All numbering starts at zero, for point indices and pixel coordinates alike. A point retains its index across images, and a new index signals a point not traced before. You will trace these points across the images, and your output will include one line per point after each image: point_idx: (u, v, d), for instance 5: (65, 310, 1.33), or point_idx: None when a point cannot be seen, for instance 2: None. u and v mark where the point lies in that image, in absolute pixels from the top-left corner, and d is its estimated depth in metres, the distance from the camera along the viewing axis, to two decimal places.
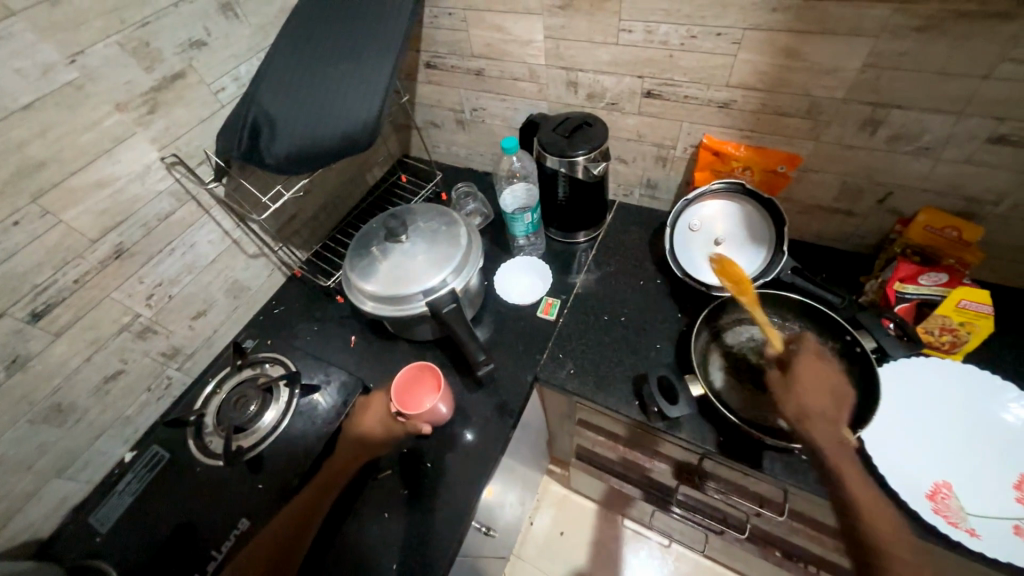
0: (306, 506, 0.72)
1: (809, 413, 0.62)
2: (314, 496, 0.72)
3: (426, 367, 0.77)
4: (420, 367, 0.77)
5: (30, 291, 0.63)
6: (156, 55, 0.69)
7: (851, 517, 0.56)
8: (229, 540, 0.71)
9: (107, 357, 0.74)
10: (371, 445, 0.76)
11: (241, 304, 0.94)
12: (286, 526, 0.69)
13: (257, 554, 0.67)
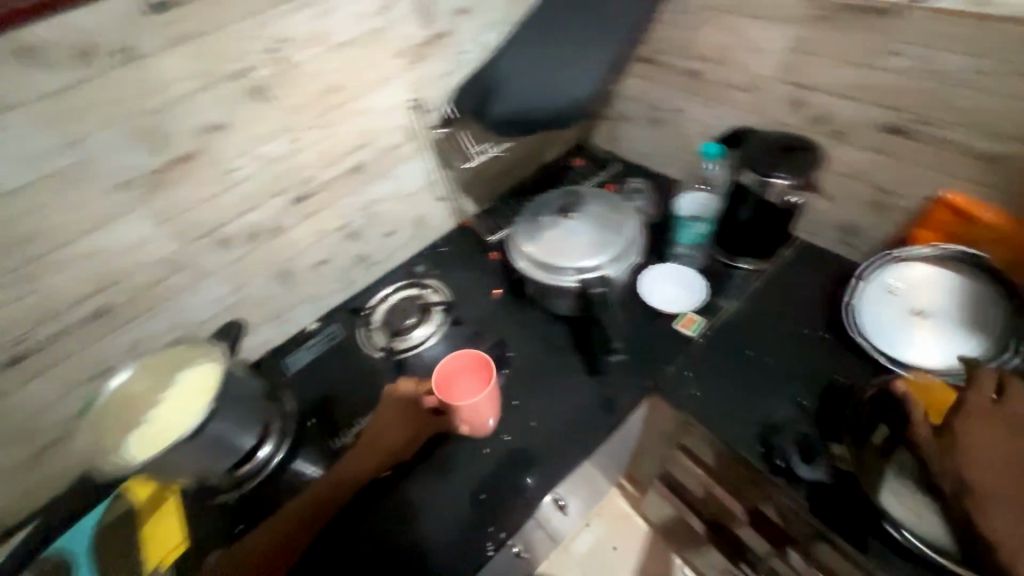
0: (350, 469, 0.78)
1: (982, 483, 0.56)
2: (359, 463, 0.79)
3: (478, 359, 0.77)
4: (471, 358, 0.78)
5: (301, 181, 0.83)
6: (433, 16, 0.83)
7: None
8: (368, 416, 0.85)
9: (325, 246, 0.94)
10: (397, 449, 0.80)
11: (417, 236, 1.09)
12: (324, 488, 0.77)
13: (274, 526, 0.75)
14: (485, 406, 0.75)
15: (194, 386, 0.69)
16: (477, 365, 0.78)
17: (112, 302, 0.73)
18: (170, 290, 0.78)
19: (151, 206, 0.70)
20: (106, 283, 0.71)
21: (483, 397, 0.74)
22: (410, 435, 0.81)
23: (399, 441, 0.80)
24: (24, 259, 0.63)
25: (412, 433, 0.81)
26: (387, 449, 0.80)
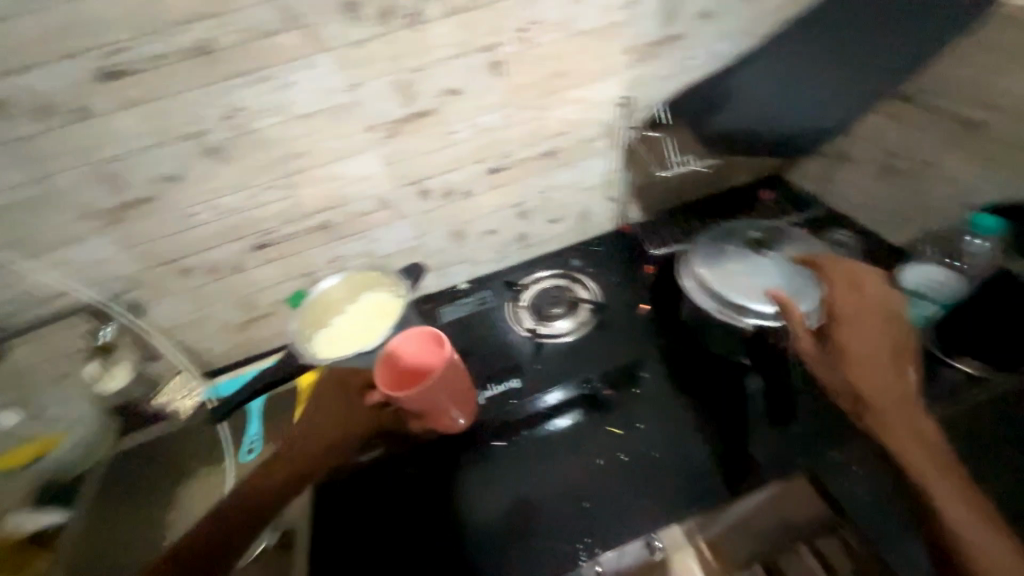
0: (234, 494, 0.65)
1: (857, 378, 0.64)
2: (241, 487, 0.66)
3: (422, 341, 0.72)
4: (415, 342, 0.73)
5: (501, 154, 0.89)
6: (674, 18, 0.81)
7: None
8: (501, 386, 0.88)
9: (497, 218, 0.99)
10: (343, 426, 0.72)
11: (577, 230, 1.09)
12: (272, 480, 0.66)
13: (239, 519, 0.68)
14: (434, 388, 0.69)
15: (385, 304, 0.81)
16: (427, 355, 0.72)
17: (335, 221, 0.87)
18: (374, 223, 0.90)
19: (386, 149, 0.81)
20: (336, 204, 0.84)
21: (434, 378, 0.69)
22: (327, 439, 0.71)
23: (305, 448, 0.70)
24: (295, 171, 0.78)
25: (329, 435, 0.72)
26: (283, 463, 0.68)
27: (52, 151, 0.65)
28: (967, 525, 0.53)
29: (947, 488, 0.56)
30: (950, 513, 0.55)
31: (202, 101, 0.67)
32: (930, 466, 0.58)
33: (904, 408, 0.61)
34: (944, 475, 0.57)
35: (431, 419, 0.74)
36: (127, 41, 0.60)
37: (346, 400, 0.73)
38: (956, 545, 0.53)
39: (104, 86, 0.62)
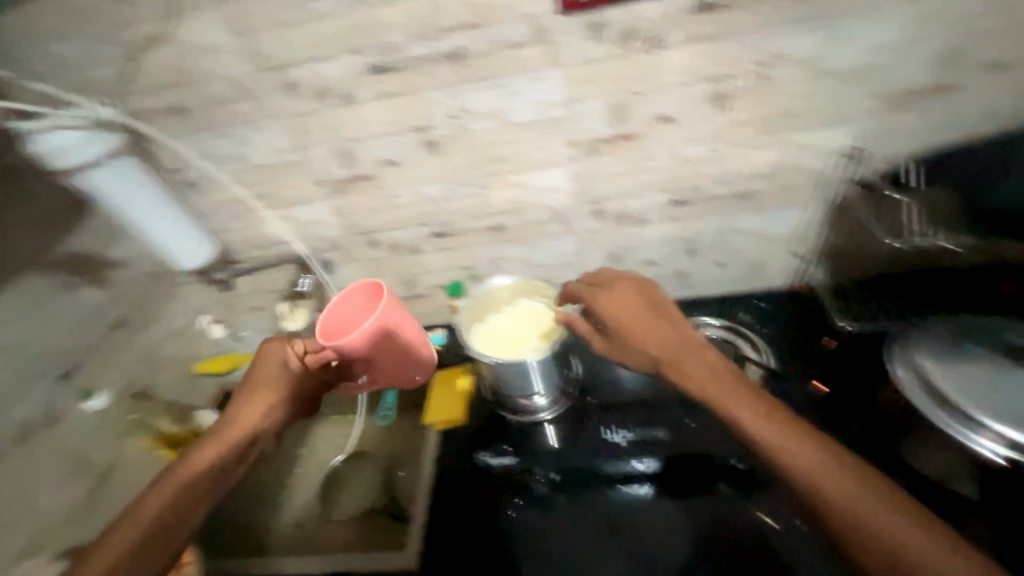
0: (194, 459, 0.63)
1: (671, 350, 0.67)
2: (205, 453, 0.64)
3: (350, 297, 0.73)
4: (345, 299, 0.73)
5: (691, 187, 0.84)
6: (950, 67, 0.69)
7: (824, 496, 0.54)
8: (640, 431, 0.79)
9: (662, 250, 0.94)
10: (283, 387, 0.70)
11: (743, 280, 0.99)
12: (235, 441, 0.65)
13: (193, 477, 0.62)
14: (375, 336, 0.70)
15: (546, 317, 0.81)
16: (367, 306, 0.73)
17: (509, 224, 0.89)
18: (542, 233, 0.91)
19: (580, 166, 0.80)
20: (516, 208, 0.87)
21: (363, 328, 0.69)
22: (277, 406, 0.69)
23: (253, 419, 0.68)
24: (493, 172, 0.81)
25: (276, 402, 0.69)
26: (236, 433, 0.66)
27: (313, 126, 0.76)
28: (843, 488, 0.52)
29: (782, 437, 0.56)
30: (794, 471, 0.54)
31: (439, 100, 0.72)
32: (740, 404, 0.60)
33: (693, 358, 0.65)
34: (839, 461, 0.54)
35: (380, 367, 0.75)
36: (400, 42, 0.66)
37: (285, 370, 0.71)
38: (850, 523, 0.51)
39: (370, 78, 0.70)
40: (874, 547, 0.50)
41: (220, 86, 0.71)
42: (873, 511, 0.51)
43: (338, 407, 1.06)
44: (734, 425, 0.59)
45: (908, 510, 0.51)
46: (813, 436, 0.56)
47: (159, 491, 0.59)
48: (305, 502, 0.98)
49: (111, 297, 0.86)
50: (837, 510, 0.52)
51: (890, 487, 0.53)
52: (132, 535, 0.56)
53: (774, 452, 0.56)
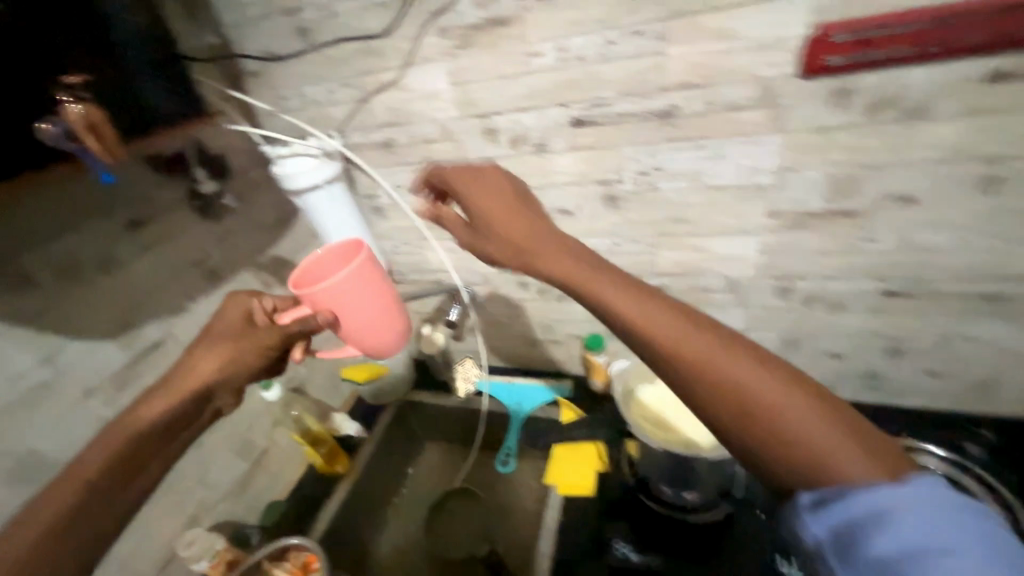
0: (138, 414, 0.45)
1: (520, 243, 0.44)
2: (152, 406, 0.46)
3: (346, 245, 0.57)
4: (335, 246, 0.57)
5: (918, 279, 0.69)
6: None
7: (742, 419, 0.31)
8: None
9: (856, 345, 0.79)
10: (241, 341, 0.50)
11: (963, 397, 0.79)
12: (178, 399, 0.47)
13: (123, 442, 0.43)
14: (358, 288, 0.54)
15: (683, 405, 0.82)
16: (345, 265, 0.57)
17: (672, 287, 0.83)
18: (708, 303, 0.82)
19: (775, 238, 0.71)
20: (684, 273, 0.80)
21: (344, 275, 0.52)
22: (245, 362, 0.50)
23: (210, 372, 0.48)
24: (671, 234, 0.76)
25: (244, 354, 0.50)
26: (190, 386, 0.47)
27: (500, 170, 0.78)
28: (737, 373, 0.31)
29: (738, 367, 0.32)
30: (662, 353, 0.33)
31: (634, 157, 0.69)
32: (620, 289, 0.36)
33: (560, 252, 0.41)
34: (760, 361, 0.32)
35: (347, 330, 0.56)
36: (610, 99, 0.65)
37: (248, 323, 0.51)
38: (747, 424, 0.31)
39: (570, 131, 0.70)
40: (789, 458, 0.30)
41: (427, 128, 0.77)
42: (774, 393, 0.31)
43: (463, 437, 1.09)
44: (598, 313, 0.37)
45: (840, 411, 0.31)
46: (706, 318, 0.35)
47: (92, 450, 0.43)
48: (409, 523, 0.99)
49: None
50: (705, 372, 0.32)
51: (815, 390, 0.31)
52: (55, 507, 0.40)
53: (666, 355, 0.33)
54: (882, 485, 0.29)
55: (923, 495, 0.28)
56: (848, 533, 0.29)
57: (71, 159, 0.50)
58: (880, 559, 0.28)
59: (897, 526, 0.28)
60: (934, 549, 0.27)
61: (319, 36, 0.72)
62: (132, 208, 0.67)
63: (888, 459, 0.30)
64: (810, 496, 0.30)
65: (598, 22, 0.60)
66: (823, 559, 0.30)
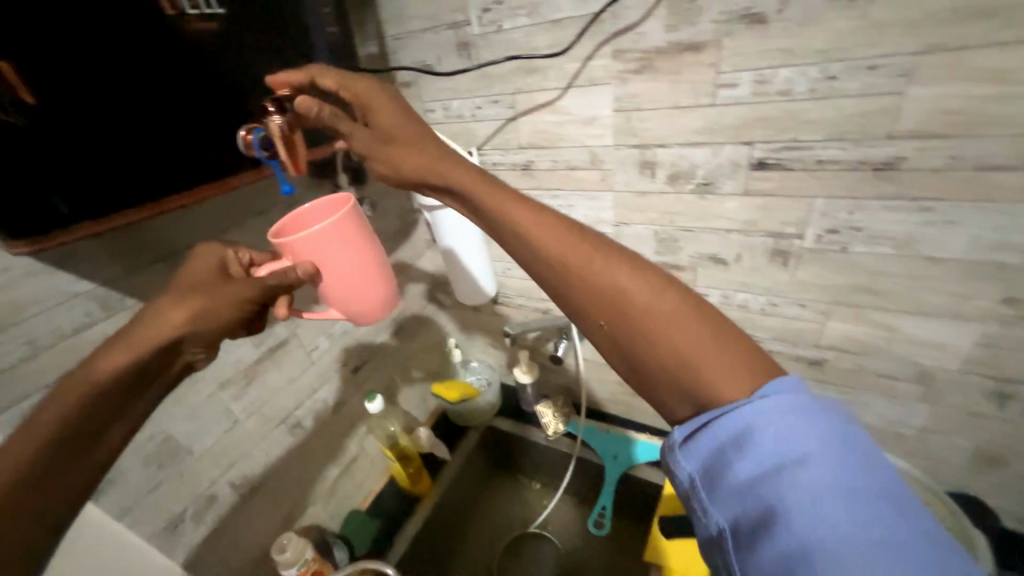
0: (89, 370, 0.38)
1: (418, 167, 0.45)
2: (108, 360, 0.38)
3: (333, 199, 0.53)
4: (325, 199, 0.53)
5: None
6: None
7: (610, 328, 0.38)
8: None
9: None
10: (208, 296, 0.43)
11: None
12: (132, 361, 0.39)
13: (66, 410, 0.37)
14: (341, 242, 0.49)
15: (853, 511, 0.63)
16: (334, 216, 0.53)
17: (834, 364, 0.69)
18: (881, 389, 0.68)
19: (1002, 331, 0.56)
20: (856, 350, 0.66)
21: (322, 227, 0.47)
22: (219, 315, 0.43)
23: (178, 324, 0.41)
24: (851, 304, 0.63)
25: (217, 308, 0.43)
26: (157, 338, 0.40)
27: (648, 206, 0.70)
28: (623, 292, 0.37)
29: (590, 261, 0.38)
30: (557, 272, 0.39)
31: (825, 212, 0.58)
32: (519, 206, 0.41)
33: (470, 176, 0.43)
34: (639, 275, 0.38)
35: (329, 287, 0.51)
36: (812, 142, 0.55)
37: (223, 278, 0.45)
38: (630, 339, 0.37)
39: (748, 174, 0.60)
40: (666, 363, 0.37)
41: (575, 154, 0.72)
42: (655, 311, 0.37)
43: (541, 477, 1.05)
44: (498, 231, 0.42)
45: (712, 326, 0.37)
46: (580, 228, 0.40)
47: (49, 406, 0.36)
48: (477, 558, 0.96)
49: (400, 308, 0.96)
50: (596, 295, 0.38)
51: (685, 299, 0.37)
52: (17, 459, 0.35)
53: (565, 274, 0.39)
54: (743, 407, 0.34)
55: (772, 414, 0.34)
56: (714, 461, 0.35)
57: (253, 164, 0.53)
58: (745, 483, 0.34)
59: (754, 449, 0.34)
60: (789, 461, 0.33)
61: (479, 52, 0.70)
62: (284, 209, 0.70)
63: (751, 365, 0.37)
64: (686, 430, 0.37)
65: (819, 53, 0.50)
66: (697, 494, 0.36)
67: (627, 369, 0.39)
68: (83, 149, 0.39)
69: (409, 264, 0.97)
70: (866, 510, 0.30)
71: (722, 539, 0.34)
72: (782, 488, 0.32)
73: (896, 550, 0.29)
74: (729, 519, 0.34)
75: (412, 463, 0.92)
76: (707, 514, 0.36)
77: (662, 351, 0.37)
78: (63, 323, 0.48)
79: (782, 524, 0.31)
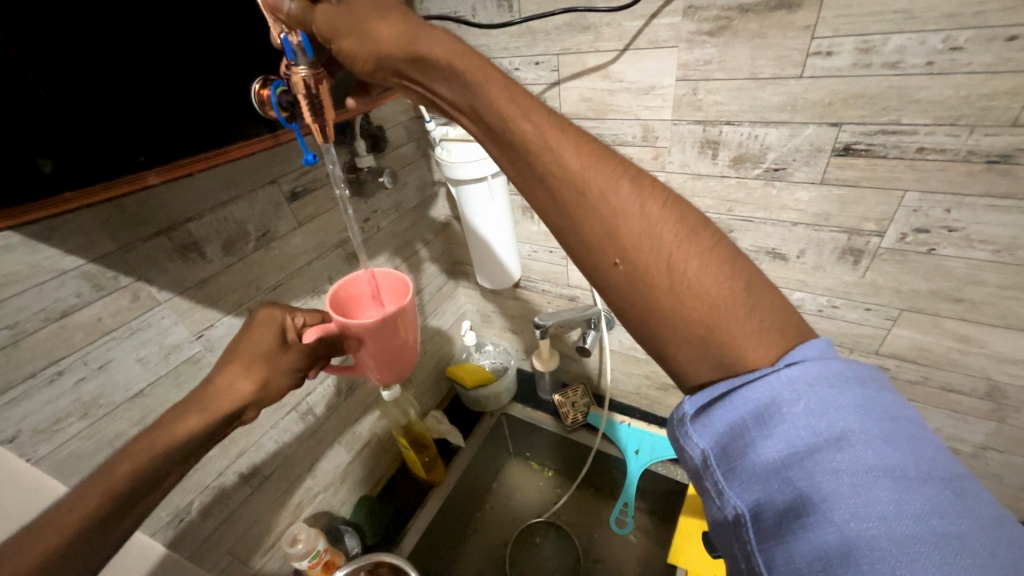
0: (166, 429, 0.40)
1: (404, 44, 0.33)
2: (184, 423, 0.41)
3: (398, 282, 0.48)
4: (391, 277, 0.48)
5: None
6: None
7: (627, 274, 0.30)
8: None
9: None
10: (274, 360, 0.46)
11: None
12: (199, 420, 0.41)
13: (128, 467, 0.36)
14: (390, 334, 0.44)
15: None
16: (394, 297, 0.48)
17: (893, 372, 0.64)
18: (944, 402, 0.63)
19: None
20: (921, 361, 0.61)
21: (381, 319, 0.42)
22: (277, 385, 0.47)
23: (247, 392, 0.45)
24: (925, 311, 0.57)
25: (276, 377, 0.47)
26: (226, 405, 0.43)
27: (705, 191, 0.63)
28: (637, 219, 0.30)
29: (603, 186, 0.30)
30: (562, 192, 0.31)
31: (916, 208, 0.51)
32: (511, 102, 0.31)
33: (452, 54, 0.32)
34: (661, 207, 0.31)
35: (364, 360, 0.46)
36: (916, 127, 0.47)
37: (281, 343, 0.46)
38: (646, 283, 0.30)
39: (829, 160, 0.53)
40: (688, 313, 0.30)
41: (625, 128, 0.64)
42: (676, 248, 0.30)
43: (564, 468, 1.01)
44: (496, 138, 0.33)
45: (742, 272, 0.30)
46: (590, 138, 0.32)
47: (123, 462, 0.36)
48: (489, 545, 0.95)
49: (417, 288, 0.89)
50: (607, 226, 0.30)
51: (711, 241, 0.31)
52: (104, 493, 0.34)
53: (572, 201, 0.31)
54: (773, 374, 0.29)
55: (809, 379, 0.28)
56: (733, 435, 0.30)
57: (269, 128, 0.46)
58: (776, 464, 0.28)
59: (784, 424, 0.28)
60: (825, 442, 0.27)
61: (523, 3, 0.60)
62: (296, 179, 0.62)
63: (782, 324, 0.31)
64: (700, 400, 0.31)
65: (947, 17, 0.41)
66: (710, 473, 0.30)
67: (635, 319, 0.32)
68: (61, 98, 0.32)
69: (427, 242, 0.90)
70: (919, 493, 0.25)
71: (738, 527, 0.28)
72: (819, 467, 0.26)
73: (961, 538, 0.24)
74: (750, 503, 0.28)
75: (428, 453, 0.89)
76: (721, 496, 0.29)
77: (686, 308, 0.30)
78: (47, 305, 0.42)
79: (821, 513, 0.25)
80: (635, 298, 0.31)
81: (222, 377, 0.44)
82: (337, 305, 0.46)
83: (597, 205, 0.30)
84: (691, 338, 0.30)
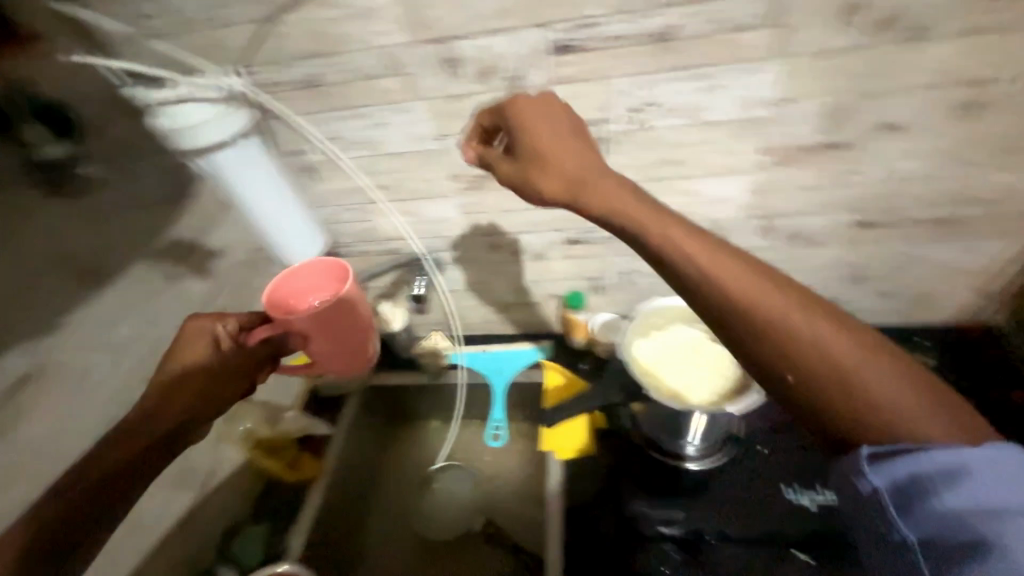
0: (99, 457, 0.46)
1: (572, 174, 0.47)
2: (115, 449, 0.47)
3: (331, 268, 0.60)
4: (322, 264, 0.61)
5: (890, 209, 0.71)
6: None
7: (792, 369, 0.36)
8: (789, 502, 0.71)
9: (828, 279, 0.82)
10: (216, 368, 0.54)
11: (910, 314, 0.86)
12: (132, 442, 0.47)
13: (65, 496, 0.43)
14: (335, 317, 0.58)
15: (701, 355, 0.74)
16: (326, 282, 0.61)
17: None
18: None
19: (764, 178, 0.68)
20: None
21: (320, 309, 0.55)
22: (217, 390, 0.54)
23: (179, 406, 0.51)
24: (659, 179, 0.68)
25: (212, 386, 0.53)
26: (159, 422, 0.50)
27: (465, 111, 0.64)
28: (800, 325, 0.37)
29: (751, 287, 0.38)
30: (706, 285, 0.39)
31: (624, 91, 0.60)
32: (638, 211, 0.43)
33: (610, 190, 0.45)
34: (836, 327, 0.37)
35: (317, 347, 0.59)
36: (600, 17, 0.54)
37: (219, 347, 0.54)
38: (812, 380, 0.36)
39: (551, 60, 0.58)
40: (856, 405, 0.35)
41: (369, 59, 0.61)
42: (848, 357, 0.35)
43: (444, 409, 0.99)
44: (633, 242, 0.42)
45: (916, 377, 0.35)
46: (739, 251, 0.40)
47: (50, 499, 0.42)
48: (393, 513, 0.90)
49: (210, 289, 0.77)
50: (773, 334, 0.37)
51: (884, 350, 0.36)
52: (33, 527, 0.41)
53: (711, 293, 0.39)
54: (960, 446, 0.32)
55: (1000, 458, 0.31)
56: (917, 485, 0.32)
57: None
58: (955, 513, 0.31)
59: (972, 485, 0.31)
60: (1010, 510, 0.30)
61: None
62: None
63: (955, 415, 0.34)
64: (882, 447, 0.34)
65: None
66: (884, 508, 0.34)
67: (800, 404, 0.37)
68: None
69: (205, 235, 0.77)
70: None
71: (906, 549, 0.33)
72: (1007, 530, 0.30)
73: None
74: (921, 535, 0.33)
75: (289, 453, 0.85)
76: (891, 524, 0.34)
77: (854, 400, 0.35)
78: None
79: (1004, 562, 0.29)
80: (802, 385, 0.36)
81: (156, 397, 0.51)
82: (278, 306, 0.59)
83: (752, 305, 0.37)
84: (850, 416, 0.35)
